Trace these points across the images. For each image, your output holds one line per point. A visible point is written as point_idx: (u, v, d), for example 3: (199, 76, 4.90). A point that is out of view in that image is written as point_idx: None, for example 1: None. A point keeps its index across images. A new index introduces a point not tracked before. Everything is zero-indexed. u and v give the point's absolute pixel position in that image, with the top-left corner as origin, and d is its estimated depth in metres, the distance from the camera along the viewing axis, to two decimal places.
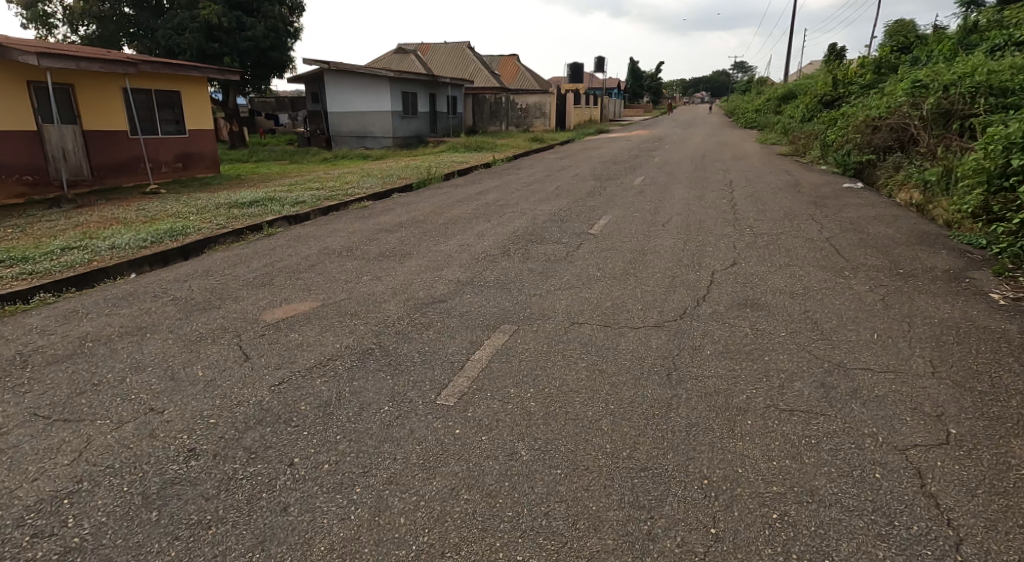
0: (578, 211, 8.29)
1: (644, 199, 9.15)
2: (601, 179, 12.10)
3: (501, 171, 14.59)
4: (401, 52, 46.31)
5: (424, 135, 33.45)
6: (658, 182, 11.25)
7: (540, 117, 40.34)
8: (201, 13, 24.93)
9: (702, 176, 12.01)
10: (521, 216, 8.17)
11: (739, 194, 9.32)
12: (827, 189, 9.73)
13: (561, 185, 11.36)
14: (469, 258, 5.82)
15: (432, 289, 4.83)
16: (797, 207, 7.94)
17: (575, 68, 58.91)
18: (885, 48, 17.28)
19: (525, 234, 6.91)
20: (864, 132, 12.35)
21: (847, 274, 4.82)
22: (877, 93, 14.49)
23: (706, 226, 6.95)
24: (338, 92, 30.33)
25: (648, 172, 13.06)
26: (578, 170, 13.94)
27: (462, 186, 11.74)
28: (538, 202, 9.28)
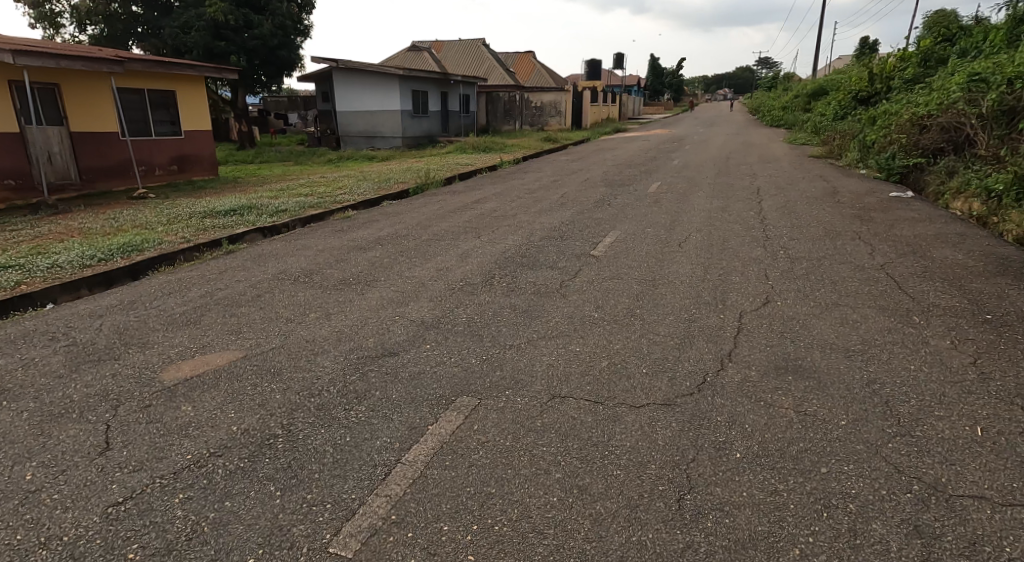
0: (582, 227, 7.29)
1: (658, 211, 8.11)
2: (613, 185, 11.06)
3: (507, 175, 13.65)
4: (416, 50, 45.49)
5: (435, 135, 32.67)
6: (675, 189, 10.18)
7: (556, 116, 39.38)
8: (207, 11, 24.23)
9: (724, 181, 10.91)
10: (518, 232, 7.22)
11: (766, 205, 8.26)
12: (867, 199, 8.64)
13: (567, 192, 10.37)
14: (443, 290, 4.89)
15: (387, 334, 3.91)
16: (836, 224, 6.89)
17: (593, 65, 57.90)
18: (927, 41, 16.02)
19: (518, 256, 5.96)
20: (911, 131, 11.63)
21: (914, 323, 3.80)
22: (923, 88, 13.59)
23: (729, 248, 5.91)
24: (349, 91, 29.62)
25: (664, 177, 11.97)
26: (589, 175, 12.91)
27: (460, 193, 10.83)
28: (540, 214, 8.32)
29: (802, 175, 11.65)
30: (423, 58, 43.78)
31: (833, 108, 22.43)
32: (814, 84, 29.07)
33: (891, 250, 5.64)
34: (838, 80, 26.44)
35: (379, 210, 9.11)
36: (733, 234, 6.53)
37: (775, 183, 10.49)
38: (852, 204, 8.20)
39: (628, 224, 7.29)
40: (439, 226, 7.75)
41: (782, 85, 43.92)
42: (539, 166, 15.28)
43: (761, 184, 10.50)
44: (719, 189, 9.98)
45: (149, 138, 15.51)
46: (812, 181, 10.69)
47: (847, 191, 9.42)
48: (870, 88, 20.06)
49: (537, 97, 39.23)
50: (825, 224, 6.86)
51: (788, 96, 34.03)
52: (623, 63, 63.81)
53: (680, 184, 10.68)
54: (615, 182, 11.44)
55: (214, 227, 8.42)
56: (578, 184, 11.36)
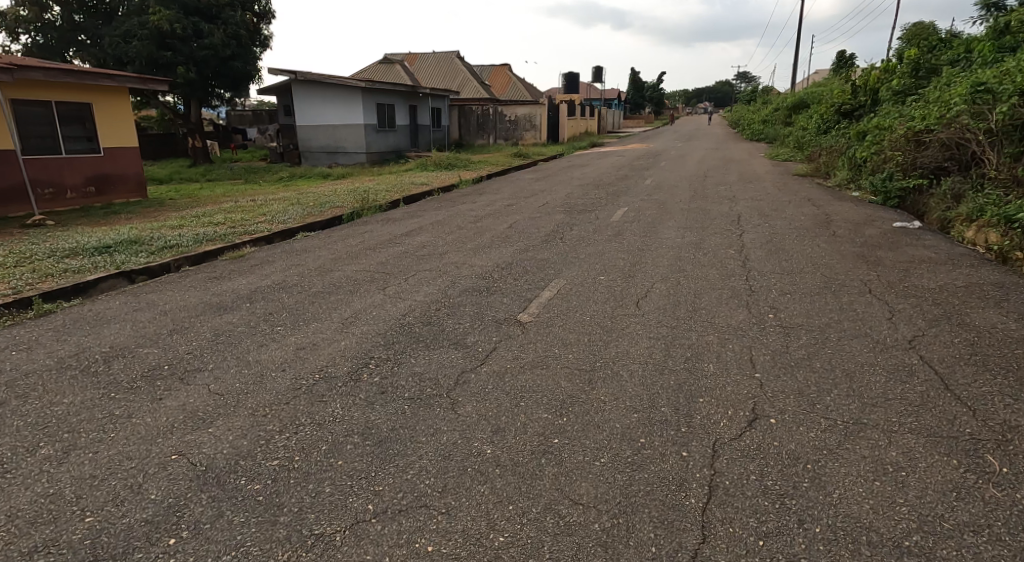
0: (521, 273, 5.80)
1: (617, 249, 6.66)
2: (573, 211, 9.64)
3: (460, 198, 12.19)
4: (387, 63, 44.13)
5: (403, 150, 31.18)
6: (642, 217, 8.76)
7: (531, 129, 38.05)
8: (150, 19, 22.46)
9: (699, 207, 9.54)
10: (437, 280, 5.72)
11: (749, 240, 6.84)
12: (867, 231, 7.27)
13: (516, 222, 8.90)
14: (290, 390, 3.39)
15: (129, 503, 2.34)
16: (837, 270, 5.47)
17: (571, 78, 57.04)
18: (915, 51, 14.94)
19: (421, 321, 4.45)
20: (907, 148, 10.51)
21: (993, 478, 2.37)
22: (915, 100, 12.49)
23: (700, 312, 4.45)
24: (308, 105, 28.06)
25: (632, 200, 10.59)
26: (549, 198, 11.48)
27: (395, 222, 9.31)
28: (475, 252, 6.84)
29: (789, 198, 10.32)
30: (394, 71, 42.46)
31: (817, 121, 21.35)
32: (796, 96, 28.06)
33: (918, 316, 4.21)
34: (821, 93, 25.41)
35: (286, 246, 7.54)
36: (707, 287, 5.08)
37: (757, 210, 9.12)
38: (852, 239, 6.81)
39: (578, 269, 5.82)
40: (346, 269, 6.21)
41: (762, 98, 43.09)
42: (499, 187, 13.82)
43: (741, 210, 9.13)
44: (695, 218, 8.56)
45: (58, 157, 13.79)
46: (801, 206, 9.35)
47: (842, 220, 8.05)
48: (855, 100, 18.99)
49: (510, 110, 37.92)
50: (822, 272, 5.47)
51: (769, 108, 33.03)
52: (601, 76, 62.99)
53: (649, 211, 9.27)
54: (575, 208, 10.01)
55: (70, 269, 6.80)
56: (533, 211, 9.92)
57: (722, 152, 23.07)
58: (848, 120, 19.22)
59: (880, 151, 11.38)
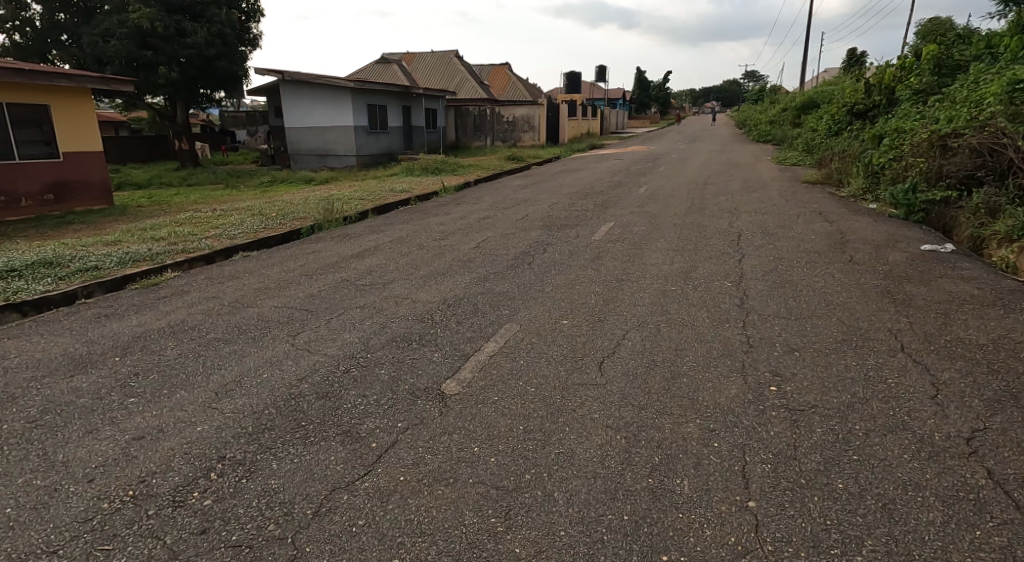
0: (471, 315, 4.79)
1: (592, 280, 5.65)
2: (553, 228, 8.66)
3: (436, 209, 11.21)
4: (384, 62, 43.25)
5: (396, 152, 30.34)
6: (628, 236, 7.74)
7: (530, 131, 37.09)
8: (130, 17, 21.49)
9: (695, 222, 8.52)
10: (371, 321, 4.74)
11: (748, 269, 5.83)
12: (887, 258, 6.27)
13: (488, 241, 7.92)
14: (79, 520, 2.34)
15: None
16: (857, 316, 4.47)
17: (573, 77, 56.09)
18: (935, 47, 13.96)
19: (319, 390, 3.45)
20: (931, 154, 9.52)
21: None
22: (938, 102, 11.41)
23: (683, 384, 3.42)
24: (298, 106, 27.17)
25: (622, 213, 9.57)
26: (530, 211, 10.48)
27: (353, 238, 8.34)
28: (428, 282, 5.86)
29: (798, 211, 9.29)
30: (391, 71, 41.62)
31: (826, 122, 20.30)
32: (804, 96, 26.96)
33: (969, 394, 3.22)
34: (830, 93, 24.34)
35: (216, 271, 6.58)
36: (693, 343, 4.06)
37: (760, 226, 8.10)
38: (873, 270, 5.80)
39: (541, 311, 4.81)
40: (269, 303, 5.25)
41: (768, 98, 41.98)
42: (481, 196, 12.81)
43: (742, 227, 8.11)
44: (688, 238, 7.53)
45: (11, 163, 12.84)
46: (812, 222, 8.30)
47: (859, 242, 7.02)
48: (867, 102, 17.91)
49: (509, 110, 37.02)
50: (839, 317, 4.46)
51: (775, 109, 31.94)
52: (605, 75, 61.94)
53: (637, 228, 8.28)
54: (557, 223, 8.99)
55: None
56: (509, 227, 8.93)
57: (726, 155, 22.02)
58: (859, 122, 18.18)
59: (900, 158, 10.31)
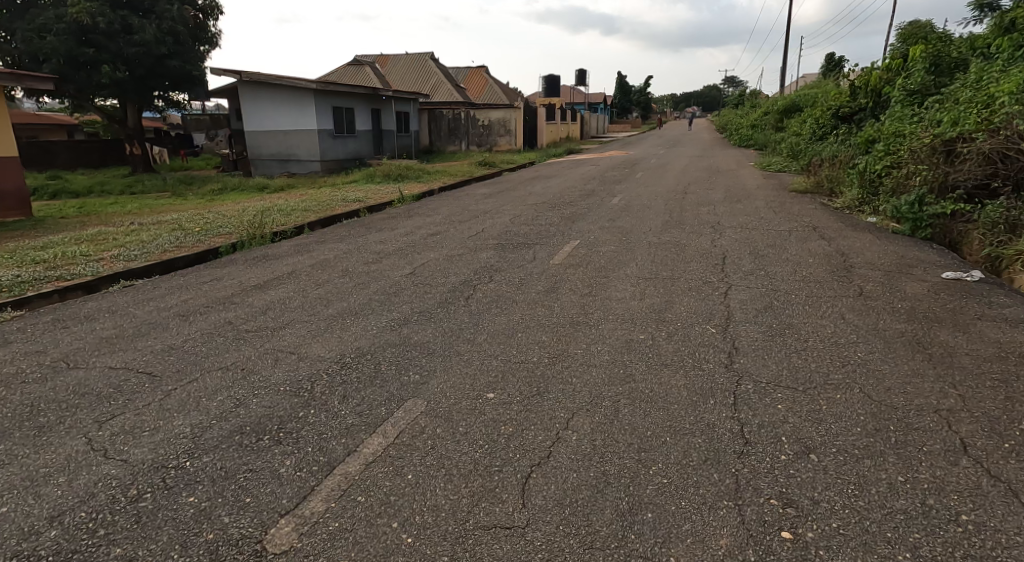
0: (370, 383, 3.55)
1: (541, 325, 4.45)
2: (507, 248, 7.49)
3: (383, 223, 9.95)
4: (355, 65, 41.87)
5: (365, 157, 29.00)
6: (592, 259, 6.56)
7: (506, 135, 35.99)
8: (68, 11, 19.88)
9: (673, 242, 7.38)
10: (232, 391, 3.48)
11: (736, 309, 4.68)
12: (903, 290, 5.17)
13: (430, 264, 6.70)
14: None
15: None
16: (885, 385, 3.31)
17: (552, 80, 55.25)
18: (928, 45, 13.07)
19: (69, 547, 2.19)
20: (936, 160, 8.51)
21: None
22: (939, 104, 10.41)
23: (641, 529, 2.23)
24: (257, 109, 25.74)
25: (590, 229, 8.42)
26: (487, 226, 9.28)
27: (270, 258, 7.05)
28: (335, 326, 4.63)
29: (788, 226, 8.21)
30: (363, 74, 40.32)
31: (811, 126, 19.41)
32: (786, 99, 26.17)
33: None
34: (813, 97, 23.52)
35: (75, 309, 5.26)
36: (662, 438, 2.87)
37: (746, 246, 6.99)
38: (891, 308, 4.67)
39: (463, 378, 3.58)
40: (110, 361, 3.96)
41: (749, 102, 41.37)
42: (439, 207, 11.58)
43: (725, 249, 6.97)
44: (663, 263, 6.37)
45: None
46: (807, 242, 7.19)
47: (865, 270, 5.90)
48: (854, 105, 17.06)
49: (484, 114, 35.90)
50: (862, 387, 3.29)
51: (757, 113, 31.18)
52: (585, 79, 61.12)
53: (604, 248, 7.10)
54: (514, 242, 7.80)
55: None
56: (458, 246, 7.73)
57: (707, 160, 21.06)
58: (845, 126, 17.30)
59: (900, 164, 9.28)
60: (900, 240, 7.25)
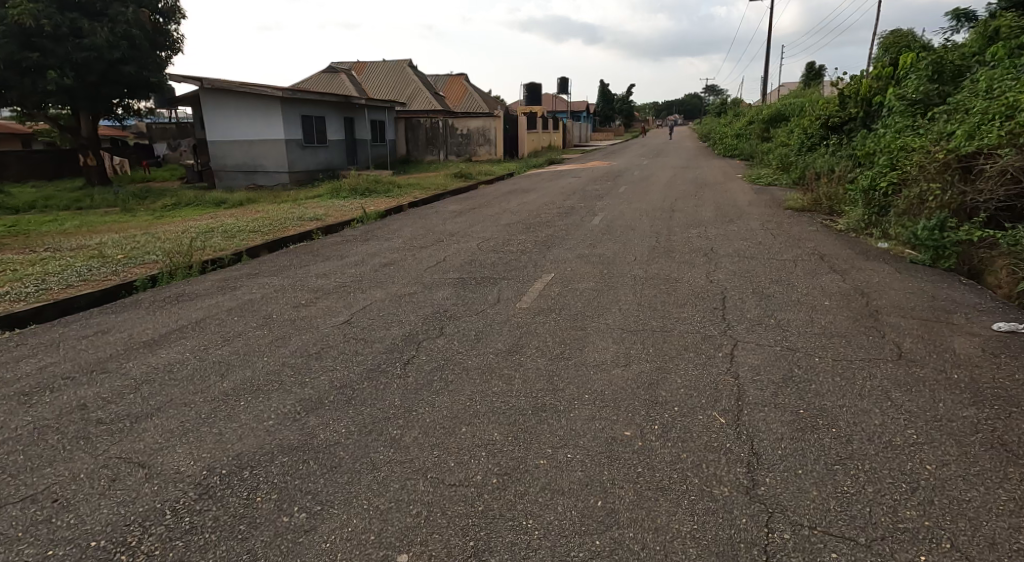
0: (234, 532, 2.42)
1: (496, 412, 3.37)
2: (471, 283, 6.43)
3: (336, 249, 8.81)
4: (330, 72, 40.63)
5: (336, 168, 27.83)
6: (567, 303, 5.50)
7: (486, 144, 35.09)
8: (9, 13, 18.43)
9: (662, 278, 6.34)
10: (18, 555, 2.32)
11: (749, 387, 3.63)
12: (952, 350, 4.18)
13: (375, 308, 5.60)
14: None
15: None
16: (987, 537, 2.28)
17: (534, 88, 54.55)
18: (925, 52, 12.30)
19: None
20: (953, 179, 7.61)
21: None
22: (950, 116, 9.54)
23: None
24: (220, 117, 24.46)
25: (567, 260, 7.37)
26: (451, 254, 8.20)
27: (183, 300, 5.88)
28: (223, 411, 3.48)
29: (791, 256, 7.23)
30: (338, 82, 39.18)
31: (800, 136, 18.65)
32: (771, 108, 25.52)
33: None
34: (800, 105, 22.87)
35: None
36: None
37: (748, 284, 5.99)
38: (946, 382, 3.66)
39: (370, 523, 2.47)
40: None
41: (732, 111, 40.85)
42: (403, 228, 10.48)
43: (724, 288, 5.95)
44: (650, 308, 5.32)
45: None
46: (816, 279, 6.20)
47: (893, 318, 4.91)
48: (846, 115, 16.30)
49: (463, 123, 34.91)
50: (953, 542, 2.26)
51: (741, 122, 30.51)
52: (567, 87, 60.40)
53: (582, 287, 6.04)
54: (479, 276, 6.73)
55: None
56: (413, 280, 6.64)
57: (693, 172, 20.25)
58: (836, 137, 16.53)
59: (910, 181, 8.36)
60: (923, 274, 6.32)
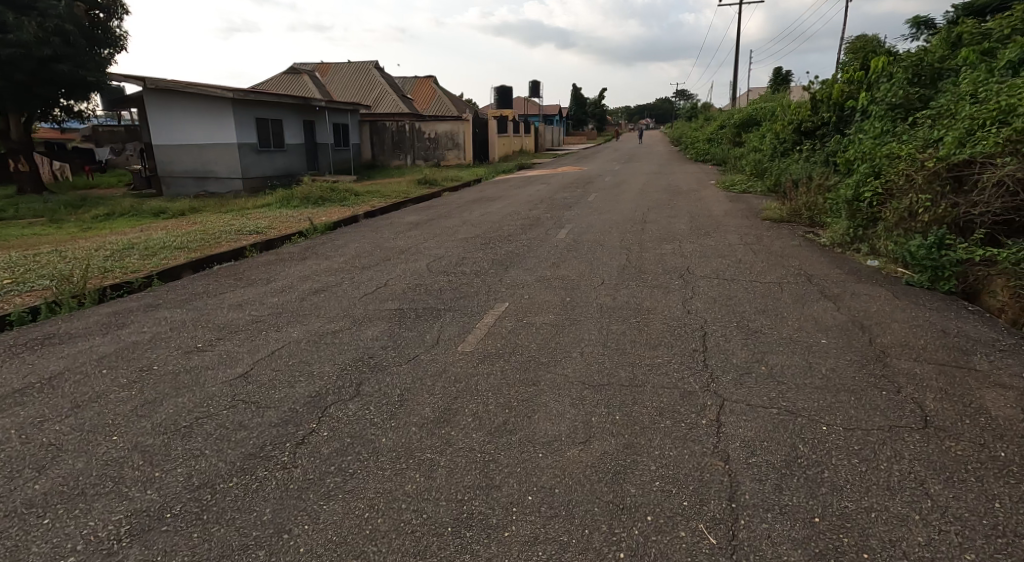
0: None
1: (408, 530, 2.49)
2: (410, 315, 5.51)
3: (267, 270, 7.78)
4: (292, 74, 39.24)
5: (296, 173, 26.67)
6: (519, 346, 4.60)
7: (454, 149, 34.26)
8: None
9: (633, 309, 5.48)
10: None
11: (740, 476, 2.80)
12: (984, 410, 3.39)
13: (288, 352, 4.63)
14: None
15: None
16: None
17: (504, 91, 53.75)
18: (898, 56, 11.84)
19: None
20: (943, 190, 6.97)
21: None
22: (936, 121, 8.86)
23: None
24: (168, 121, 23.16)
25: (525, 284, 6.50)
26: (396, 275, 7.24)
27: (51, 344, 4.79)
28: (20, 535, 2.48)
29: (776, 279, 6.45)
30: (300, 84, 37.82)
31: (772, 141, 18.10)
32: (742, 112, 25.08)
33: None
34: (771, 109, 22.44)
35: None
36: None
37: (730, 316, 5.20)
38: (997, 467, 2.84)
39: None
40: None
41: (702, 115, 40.67)
42: (349, 243, 9.49)
43: (703, 321, 5.10)
44: (618, 351, 4.44)
45: None
46: (806, 308, 5.41)
47: (906, 363, 4.12)
48: (820, 119, 15.74)
49: (430, 126, 33.95)
50: None
51: (712, 126, 30.13)
52: (538, 90, 59.71)
53: (539, 324, 5.12)
54: (422, 307, 5.81)
55: None
56: (343, 312, 5.69)
57: (665, 178, 19.64)
58: (808, 143, 16.03)
59: (899, 192, 7.64)
60: (923, 301, 5.60)
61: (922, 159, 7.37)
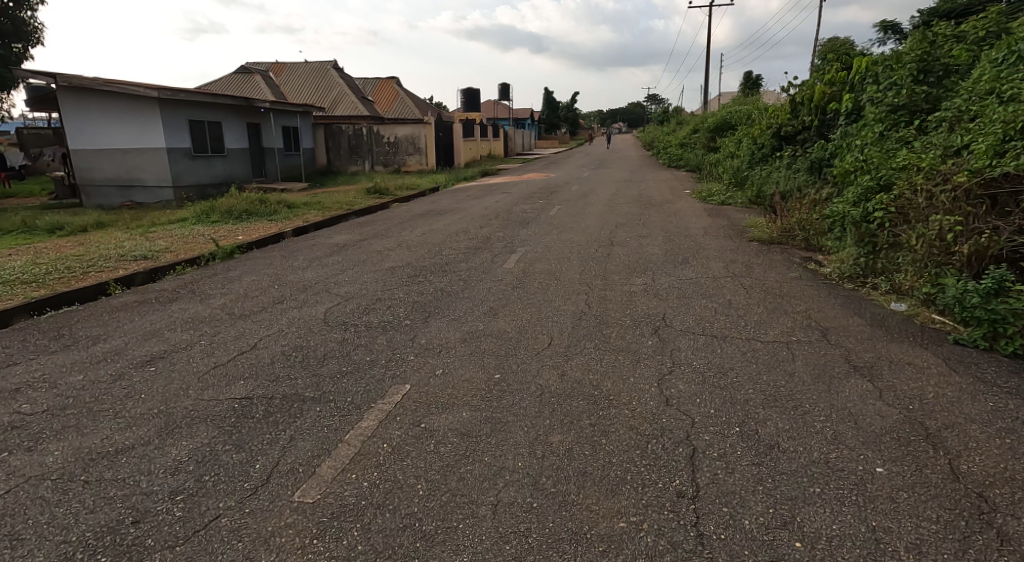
0: None
1: None
2: (260, 412, 3.73)
3: (111, 321, 5.88)
4: (243, 74, 36.95)
5: (238, 180, 24.50)
6: (395, 491, 2.83)
7: (415, 153, 32.35)
8: None
9: (584, 400, 3.73)
10: None
11: None
12: None
13: (10, 505, 2.79)
14: None
15: None
16: None
17: (472, 94, 52.15)
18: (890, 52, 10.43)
19: None
20: (977, 212, 5.42)
21: None
22: (954, 124, 7.35)
23: None
24: (88, 124, 21.00)
25: (444, 350, 4.73)
26: (276, 331, 5.39)
27: None
28: None
29: (780, 336, 4.78)
30: (251, 85, 35.53)
31: (750, 147, 16.69)
32: (717, 115, 23.72)
33: None
34: (748, 112, 21.08)
35: None
36: None
37: (726, 411, 3.52)
38: None
39: None
40: None
41: (674, 119, 39.43)
42: (247, 276, 7.65)
43: (688, 424, 3.37)
44: (552, 504, 2.72)
45: None
46: (833, 392, 3.72)
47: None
48: (801, 123, 14.41)
49: (388, 130, 31.97)
50: None
51: (685, 130, 28.82)
52: (508, 93, 58.08)
53: (440, 439, 3.31)
54: (281, 394, 3.97)
55: None
56: (158, 407, 3.83)
57: (637, 187, 18.13)
58: (789, 148, 14.61)
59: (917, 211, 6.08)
60: (990, 374, 3.99)
61: (946, 172, 5.82)
